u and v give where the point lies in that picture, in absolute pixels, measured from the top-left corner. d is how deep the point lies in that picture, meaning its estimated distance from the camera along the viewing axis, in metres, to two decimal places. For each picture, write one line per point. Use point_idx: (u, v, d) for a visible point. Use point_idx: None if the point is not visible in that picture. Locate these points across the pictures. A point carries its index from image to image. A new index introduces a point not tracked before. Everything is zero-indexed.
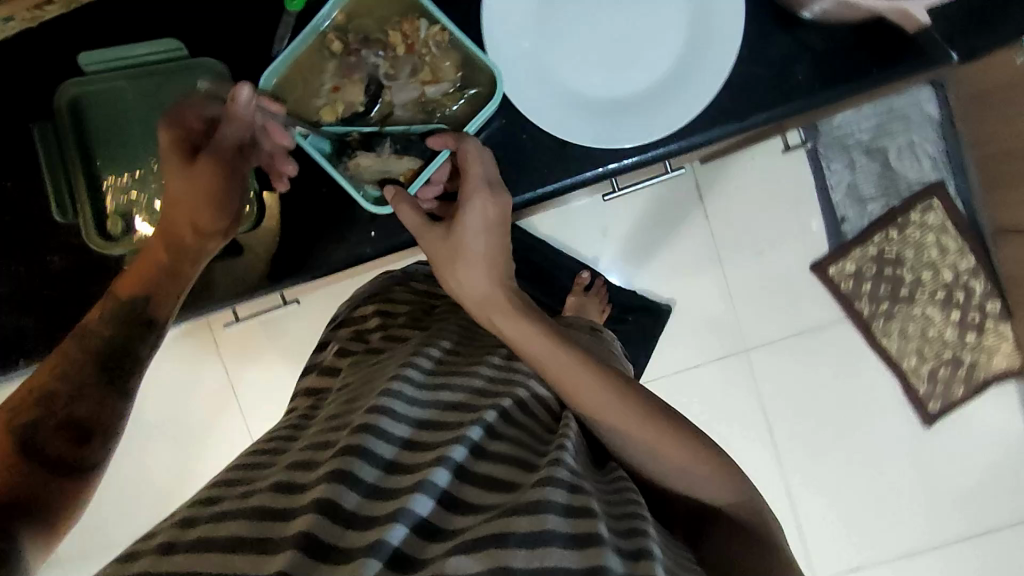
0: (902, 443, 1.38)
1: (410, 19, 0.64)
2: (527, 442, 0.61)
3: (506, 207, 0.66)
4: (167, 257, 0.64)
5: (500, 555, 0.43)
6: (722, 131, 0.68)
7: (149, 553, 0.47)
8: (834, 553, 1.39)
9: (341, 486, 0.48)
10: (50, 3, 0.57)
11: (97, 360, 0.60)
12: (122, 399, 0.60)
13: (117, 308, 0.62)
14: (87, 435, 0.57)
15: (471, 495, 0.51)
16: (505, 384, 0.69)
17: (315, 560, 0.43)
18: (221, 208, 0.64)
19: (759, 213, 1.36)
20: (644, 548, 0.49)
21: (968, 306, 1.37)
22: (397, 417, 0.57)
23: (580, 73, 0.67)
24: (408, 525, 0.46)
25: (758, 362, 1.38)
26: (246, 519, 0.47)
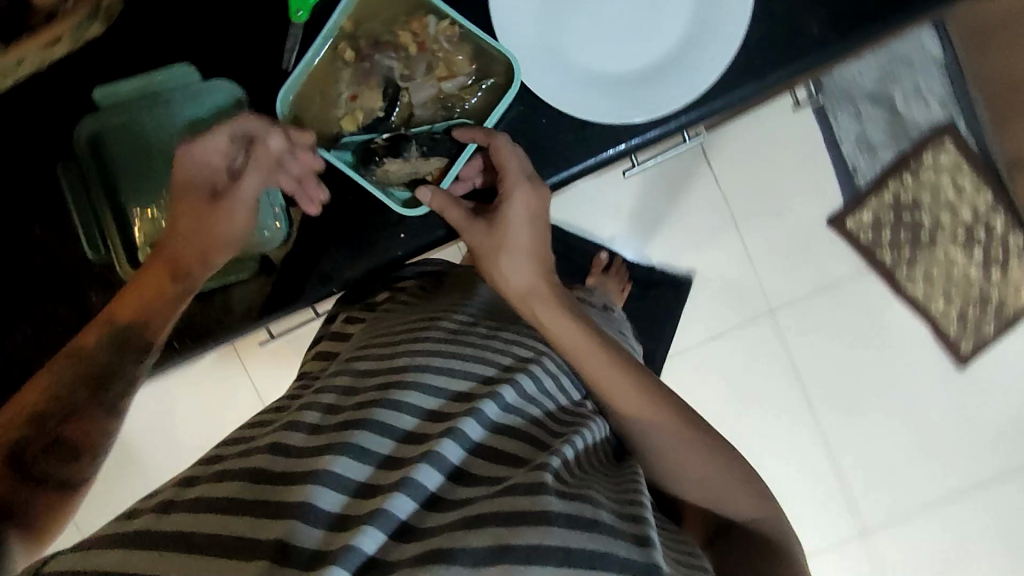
0: (938, 387, 1.37)
1: (417, 18, 0.64)
2: (543, 416, 0.61)
3: (542, 205, 0.66)
4: (168, 283, 0.62)
5: (501, 535, 0.43)
6: (741, 94, 0.66)
7: (148, 510, 0.48)
8: (881, 505, 1.38)
9: (344, 456, 0.50)
10: (58, 41, 0.56)
11: (93, 384, 0.59)
12: (114, 420, 0.60)
13: (115, 330, 0.61)
14: (76, 455, 0.57)
15: (475, 467, 0.52)
16: (527, 349, 0.69)
17: (314, 531, 0.45)
18: (226, 236, 0.63)
19: (771, 174, 1.35)
20: (645, 535, 0.48)
21: (991, 243, 1.35)
22: (418, 389, 0.58)
23: (590, 50, 0.66)
24: (410, 497, 0.47)
25: (785, 323, 1.38)
26: (247, 481, 0.49)
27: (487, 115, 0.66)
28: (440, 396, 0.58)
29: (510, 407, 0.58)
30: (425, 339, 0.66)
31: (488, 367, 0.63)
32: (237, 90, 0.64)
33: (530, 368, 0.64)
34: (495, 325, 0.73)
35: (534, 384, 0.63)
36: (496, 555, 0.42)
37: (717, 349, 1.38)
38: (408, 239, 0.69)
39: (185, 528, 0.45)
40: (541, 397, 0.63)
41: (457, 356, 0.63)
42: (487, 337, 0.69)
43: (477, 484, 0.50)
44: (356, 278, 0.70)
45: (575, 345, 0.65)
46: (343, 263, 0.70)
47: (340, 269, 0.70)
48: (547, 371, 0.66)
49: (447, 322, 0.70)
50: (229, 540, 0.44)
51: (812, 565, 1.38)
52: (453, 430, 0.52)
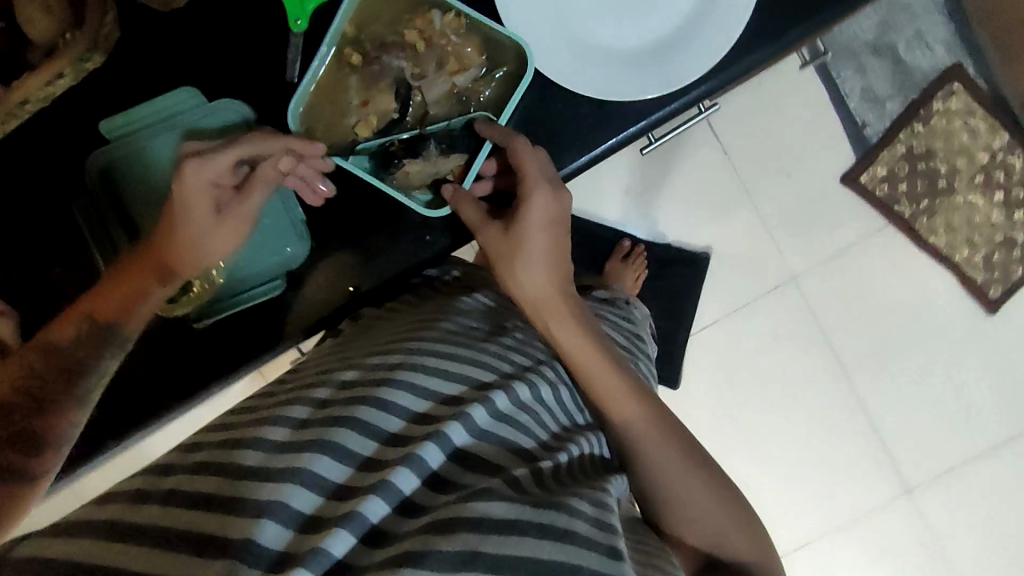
0: (970, 335, 1.34)
1: (421, 13, 0.62)
2: (540, 427, 0.55)
3: (563, 209, 0.64)
4: (154, 283, 0.59)
5: (469, 541, 0.40)
6: (757, 59, 0.64)
7: (122, 500, 0.45)
8: (923, 461, 1.35)
9: (320, 454, 0.45)
10: (60, 78, 0.55)
11: (62, 377, 0.57)
12: (79, 412, 0.58)
13: (89, 330, 0.58)
14: (40, 447, 0.56)
15: (450, 473, 0.46)
16: (526, 356, 0.62)
17: (283, 531, 0.41)
18: (223, 238, 0.60)
19: (779, 137, 1.33)
20: (615, 547, 0.44)
21: (1011, 183, 1.32)
22: (412, 390, 0.51)
23: (600, 28, 0.64)
24: (385, 501, 0.42)
25: (809, 287, 1.35)
26: (219, 476, 0.44)
27: (503, 106, 0.65)
28: (433, 398, 0.52)
29: (504, 412, 0.52)
30: (418, 334, 0.60)
31: (487, 369, 0.56)
32: (247, 109, 0.63)
33: (533, 380, 0.58)
34: (501, 327, 0.67)
35: (530, 389, 0.56)
36: (465, 562, 0.39)
37: (743, 321, 1.37)
38: (434, 241, 0.68)
39: (160, 522, 0.42)
40: (541, 405, 0.57)
41: (455, 356, 0.57)
42: (486, 336, 0.63)
43: (452, 489, 0.45)
44: (385, 284, 0.69)
45: (586, 366, 0.61)
46: (370, 272, 0.69)
47: (367, 278, 0.69)
48: (546, 376, 0.60)
49: (450, 322, 0.63)
50: (197, 538, 0.40)
51: (860, 528, 1.36)
52: (437, 433, 0.46)
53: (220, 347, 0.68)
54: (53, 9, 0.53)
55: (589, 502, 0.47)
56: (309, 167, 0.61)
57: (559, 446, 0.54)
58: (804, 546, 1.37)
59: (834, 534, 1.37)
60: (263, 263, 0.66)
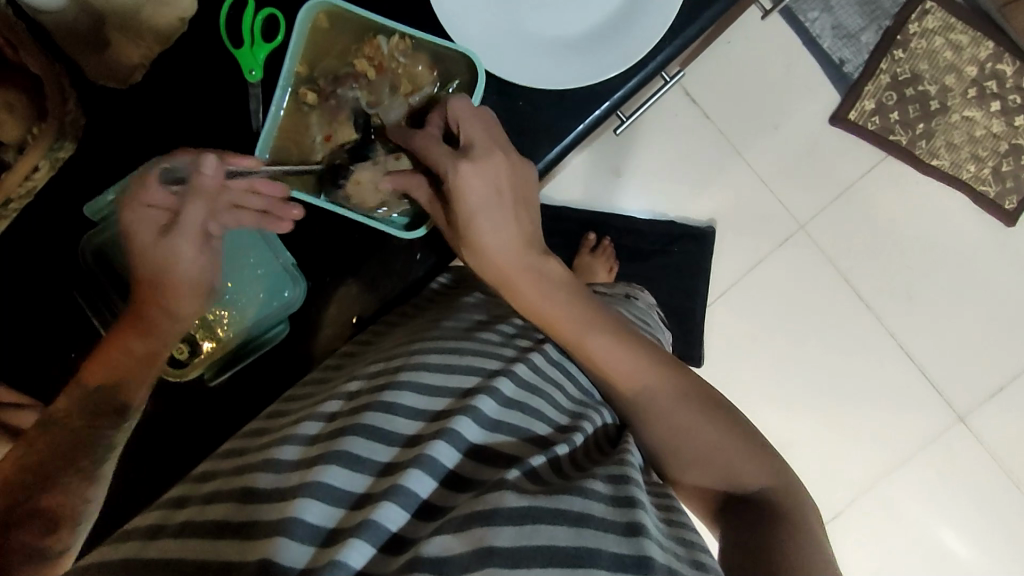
0: (993, 250, 1.32)
1: (369, 41, 0.63)
2: (552, 408, 0.56)
3: (520, 175, 0.61)
4: (139, 342, 0.56)
5: (483, 534, 0.40)
6: (706, 21, 0.64)
7: (136, 536, 0.44)
8: (969, 385, 1.33)
9: (332, 465, 0.44)
10: (36, 168, 0.56)
11: (66, 452, 0.53)
12: (89, 485, 0.55)
13: (84, 397, 0.55)
14: (53, 525, 0.52)
15: (467, 471, 0.47)
16: (527, 338, 0.63)
17: (303, 549, 0.40)
18: (189, 286, 0.56)
19: (758, 89, 1.32)
20: (634, 521, 0.44)
21: (1004, 92, 1.29)
22: (414, 387, 0.52)
23: (546, 20, 0.64)
24: (403, 505, 0.42)
25: (819, 233, 1.34)
26: (235, 502, 0.44)
27: None
28: (442, 396, 0.52)
29: (512, 398, 0.53)
30: (420, 339, 0.60)
31: (487, 359, 0.57)
32: None
33: (532, 355, 0.59)
34: (504, 316, 0.67)
35: (534, 372, 0.58)
36: (481, 559, 0.39)
37: (759, 280, 1.34)
38: (424, 259, 0.70)
39: (174, 554, 0.40)
40: (545, 388, 0.57)
41: (458, 351, 0.58)
42: (486, 330, 0.63)
43: (471, 488, 0.45)
44: (388, 308, 0.71)
45: (574, 315, 0.59)
46: (374, 301, 0.70)
47: (370, 306, 0.71)
48: (547, 358, 0.61)
49: (451, 321, 0.64)
50: (216, 565, 0.39)
51: (920, 466, 1.33)
52: (445, 430, 0.47)
53: (242, 401, 0.68)
54: (14, 106, 0.54)
55: (604, 481, 0.48)
56: (258, 194, 0.56)
57: (575, 427, 0.55)
58: (865, 492, 1.33)
59: (892, 479, 1.33)
60: (257, 315, 0.64)
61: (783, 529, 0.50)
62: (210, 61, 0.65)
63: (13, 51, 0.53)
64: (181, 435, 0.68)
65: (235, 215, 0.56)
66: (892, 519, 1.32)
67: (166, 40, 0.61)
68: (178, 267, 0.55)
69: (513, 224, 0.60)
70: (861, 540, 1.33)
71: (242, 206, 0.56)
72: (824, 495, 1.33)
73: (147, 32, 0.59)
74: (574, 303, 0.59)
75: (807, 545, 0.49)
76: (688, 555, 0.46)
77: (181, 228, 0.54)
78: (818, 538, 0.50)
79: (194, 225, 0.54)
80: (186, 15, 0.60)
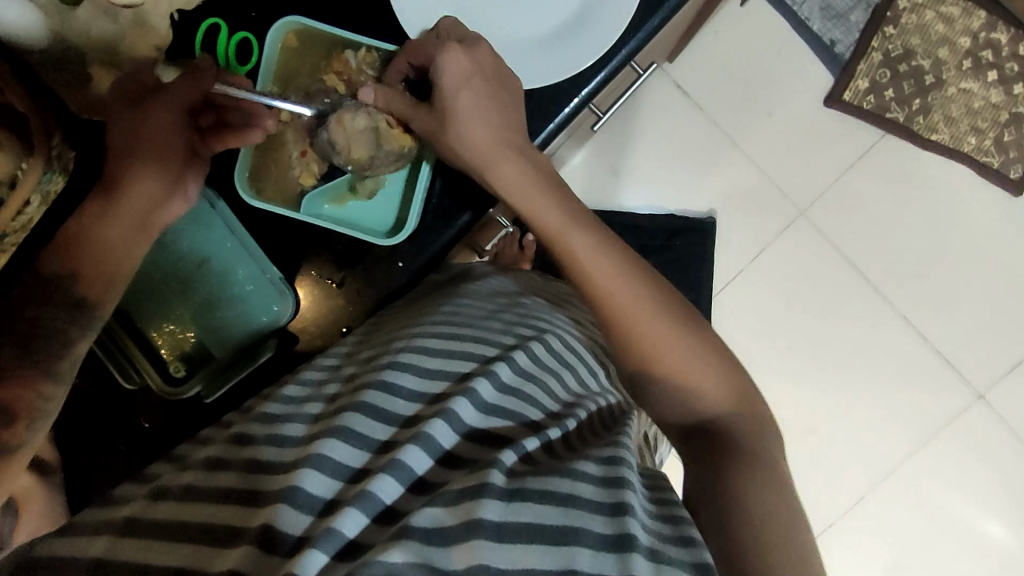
0: (1002, 222, 1.30)
1: (337, 56, 0.64)
2: (546, 396, 0.51)
3: (496, 66, 0.61)
4: (96, 228, 0.56)
5: (474, 506, 0.37)
6: (671, 8, 0.65)
7: (140, 499, 0.42)
8: (986, 361, 1.30)
9: (334, 439, 0.41)
10: (28, 202, 0.58)
11: (21, 340, 0.51)
12: (48, 382, 0.52)
13: (39, 284, 0.54)
14: (10, 420, 0.49)
15: (463, 451, 0.43)
16: (530, 325, 0.57)
17: (302, 518, 0.37)
18: (156, 168, 0.58)
19: (747, 75, 1.32)
20: (620, 501, 0.41)
21: (1001, 61, 1.28)
22: (416, 372, 0.48)
23: (512, 19, 0.65)
24: (397, 479, 0.39)
25: (822, 217, 1.33)
26: (240, 473, 0.41)
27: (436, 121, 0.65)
28: (443, 380, 0.48)
29: (509, 384, 0.48)
30: (422, 321, 0.56)
31: (489, 344, 0.53)
32: (215, 195, 0.64)
33: (546, 337, 0.55)
34: (512, 303, 0.63)
35: (545, 351, 0.54)
36: (468, 531, 0.36)
37: (764, 267, 1.33)
38: (407, 266, 0.67)
39: (178, 517, 0.39)
40: (549, 369, 0.53)
41: (456, 337, 0.53)
42: (491, 315, 0.59)
43: (464, 466, 0.42)
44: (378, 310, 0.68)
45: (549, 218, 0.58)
46: (358, 309, 0.68)
47: (359, 316, 0.68)
48: (549, 347, 0.55)
49: (462, 301, 0.61)
50: (218, 531, 0.37)
51: (942, 447, 1.30)
52: (444, 410, 0.43)
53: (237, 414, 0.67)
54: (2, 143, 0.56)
55: (596, 462, 0.45)
56: (239, 107, 0.61)
57: (568, 413, 0.50)
58: (889, 477, 1.31)
59: (914, 461, 1.31)
60: (249, 323, 0.64)
61: (742, 474, 0.48)
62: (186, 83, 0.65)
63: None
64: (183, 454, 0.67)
65: (216, 129, 0.61)
66: (917, 502, 1.30)
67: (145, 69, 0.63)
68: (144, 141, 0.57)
69: (481, 128, 0.61)
70: (885, 526, 1.31)
71: (226, 122, 0.61)
72: (847, 482, 1.32)
73: (127, 61, 0.62)
74: (550, 205, 0.59)
75: (760, 491, 0.47)
76: (674, 531, 0.43)
77: (160, 100, 0.58)
78: (775, 485, 0.48)
79: (169, 104, 0.58)
80: (162, 44, 0.63)
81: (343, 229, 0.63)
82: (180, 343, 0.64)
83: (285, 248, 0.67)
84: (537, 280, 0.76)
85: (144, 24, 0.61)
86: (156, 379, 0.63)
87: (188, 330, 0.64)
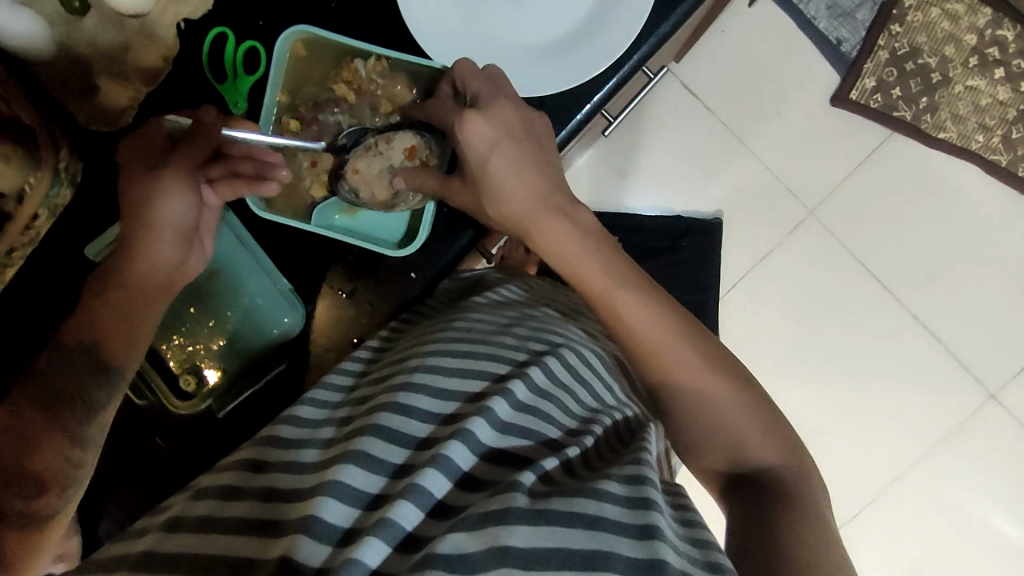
0: (1010, 219, 1.29)
1: (346, 65, 0.63)
2: (562, 413, 0.50)
3: (526, 119, 0.58)
4: (117, 291, 0.54)
5: (500, 534, 0.37)
6: (681, 14, 0.64)
7: (156, 530, 0.41)
8: (996, 360, 1.29)
9: (350, 465, 0.40)
10: (37, 216, 0.57)
11: (46, 412, 0.50)
12: (74, 447, 0.51)
13: (63, 354, 0.52)
14: (41, 489, 0.49)
15: (482, 473, 0.42)
16: (545, 338, 0.56)
17: (322, 547, 0.36)
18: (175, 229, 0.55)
19: (753, 76, 1.31)
20: (649, 524, 0.40)
21: (1008, 58, 1.26)
22: (430, 392, 0.47)
23: (521, 25, 0.64)
24: (417, 504, 0.38)
25: (830, 217, 1.32)
26: (256, 503, 0.41)
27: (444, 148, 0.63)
28: (458, 400, 0.48)
29: (527, 402, 0.47)
30: (435, 337, 0.55)
31: (503, 360, 0.52)
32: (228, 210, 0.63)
33: (562, 351, 0.54)
34: (526, 315, 0.61)
35: (562, 367, 0.53)
36: (496, 558, 0.36)
37: (772, 268, 1.33)
38: (420, 277, 0.67)
39: (191, 549, 0.38)
40: (566, 385, 0.52)
41: (471, 354, 0.52)
42: (504, 328, 0.57)
43: (483, 489, 0.41)
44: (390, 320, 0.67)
45: (605, 266, 0.54)
46: (370, 320, 0.67)
47: (371, 328, 0.68)
48: (566, 359, 0.54)
49: (478, 315, 0.60)
50: (233, 561, 0.37)
51: (953, 447, 1.29)
52: (461, 430, 0.42)
53: (250, 426, 0.66)
54: None
55: (619, 482, 0.43)
56: (251, 158, 0.58)
57: (585, 429, 0.49)
58: (901, 477, 1.30)
59: (925, 461, 1.30)
60: (261, 337, 0.64)
61: (792, 523, 0.47)
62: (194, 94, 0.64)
63: (5, 105, 0.54)
64: (198, 465, 0.67)
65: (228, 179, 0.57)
66: (927, 502, 1.29)
67: (152, 79, 0.63)
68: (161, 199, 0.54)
69: (518, 167, 0.56)
70: (896, 527, 1.30)
71: (237, 172, 0.57)
72: (857, 482, 1.31)
73: (133, 74, 0.62)
74: (600, 259, 0.54)
75: (809, 542, 0.46)
76: (702, 556, 0.42)
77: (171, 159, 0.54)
78: (824, 534, 0.46)
79: (184, 162, 0.54)
80: (169, 55, 0.62)
81: (355, 240, 0.62)
82: (191, 357, 0.64)
83: (295, 258, 0.66)
84: (547, 287, 0.75)
85: (149, 33, 0.61)
86: (169, 395, 0.63)
87: (198, 343, 0.64)
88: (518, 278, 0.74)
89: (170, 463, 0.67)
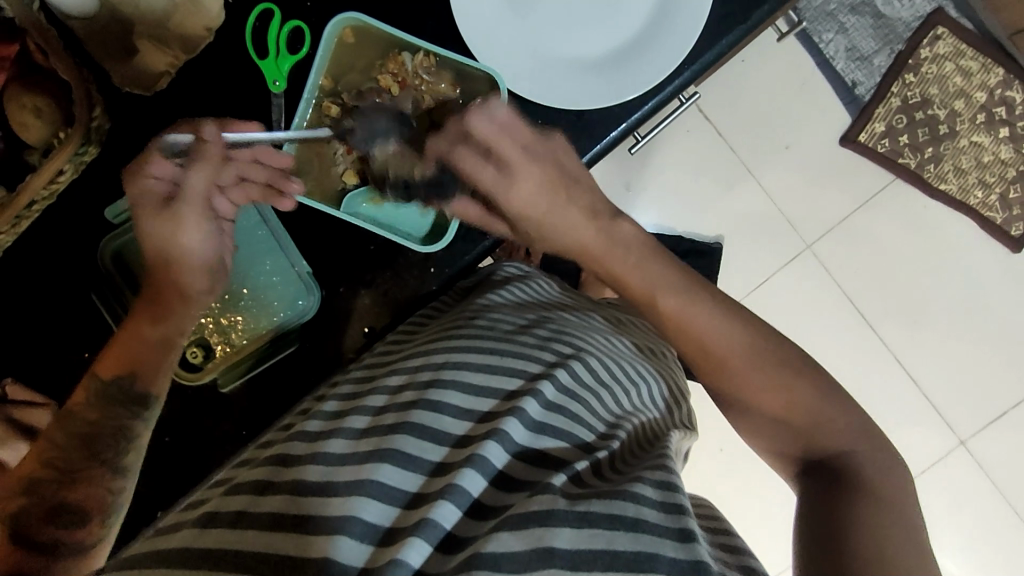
0: (997, 275, 1.32)
1: (393, 57, 0.63)
2: (589, 414, 0.51)
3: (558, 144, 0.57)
4: (150, 329, 0.57)
5: (545, 535, 0.38)
6: (725, 45, 0.65)
7: (191, 525, 0.41)
8: (970, 410, 1.33)
9: (385, 464, 0.41)
10: (61, 171, 0.56)
11: (87, 444, 0.53)
12: (116, 477, 0.54)
13: (101, 389, 0.55)
14: (83, 518, 0.52)
15: (517, 472, 0.43)
16: (566, 343, 0.56)
17: (361, 546, 0.37)
18: (201, 262, 0.58)
19: (769, 106, 1.32)
20: (685, 528, 0.41)
21: (1014, 118, 1.29)
22: (461, 388, 0.47)
23: (567, 41, 0.65)
24: (457, 504, 0.39)
25: (827, 253, 1.34)
26: (288, 495, 0.40)
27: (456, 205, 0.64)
28: (487, 397, 0.48)
29: (555, 402, 0.48)
30: (459, 333, 0.55)
31: (531, 360, 0.52)
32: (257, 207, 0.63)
33: (585, 355, 0.55)
34: (548, 317, 0.62)
35: (587, 372, 0.53)
36: (543, 559, 0.37)
37: (766, 297, 1.35)
38: (439, 272, 0.67)
39: (236, 547, 0.37)
40: (591, 390, 0.53)
41: (497, 351, 0.52)
42: (526, 328, 0.58)
43: (520, 488, 0.42)
44: (406, 313, 0.68)
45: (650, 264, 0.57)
46: (384, 311, 0.67)
47: (382, 318, 0.67)
48: (589, 363, 0.54)
49: (504, 315, 0.60)
50: (276, 559, 0.37)
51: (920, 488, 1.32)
52: (496, 430, 0.43)
53: (257, 405, 0.66)
54: (42, 111, 0.56)
55: (652, 485, 0.43)
56: (261, 165, 0.58)
57: (612, 433, 0.50)
58: None
59: None
60: (274, 314, 0.64)
61: (861, 503, 0.47)
62: (233, 70, 0.64)
63: (44, 56, 0.55)
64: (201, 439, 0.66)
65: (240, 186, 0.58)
66: None
67: (191, 49, 0.62)
68: (185, 234, 0.56)
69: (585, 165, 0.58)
70: None
71: (251, 180, 0.58)
72: None
73: (173, 40, 0.61)
74: (641, 271, 0.55)
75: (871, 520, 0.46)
76: (736, 560, 0.43)
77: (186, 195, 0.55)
78: (894, 515, 0.46)
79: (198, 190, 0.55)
80: (212, 26, 0.62)
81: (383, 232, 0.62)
82: (201, 330, 0.64)
83: (317, 242, 0.66)
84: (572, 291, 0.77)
85: (196, 4, 0.60)
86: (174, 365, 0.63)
87: (209, 317, 0.64)
88: (543, 274, 0.76)
89: (168, 433, 0.66)
